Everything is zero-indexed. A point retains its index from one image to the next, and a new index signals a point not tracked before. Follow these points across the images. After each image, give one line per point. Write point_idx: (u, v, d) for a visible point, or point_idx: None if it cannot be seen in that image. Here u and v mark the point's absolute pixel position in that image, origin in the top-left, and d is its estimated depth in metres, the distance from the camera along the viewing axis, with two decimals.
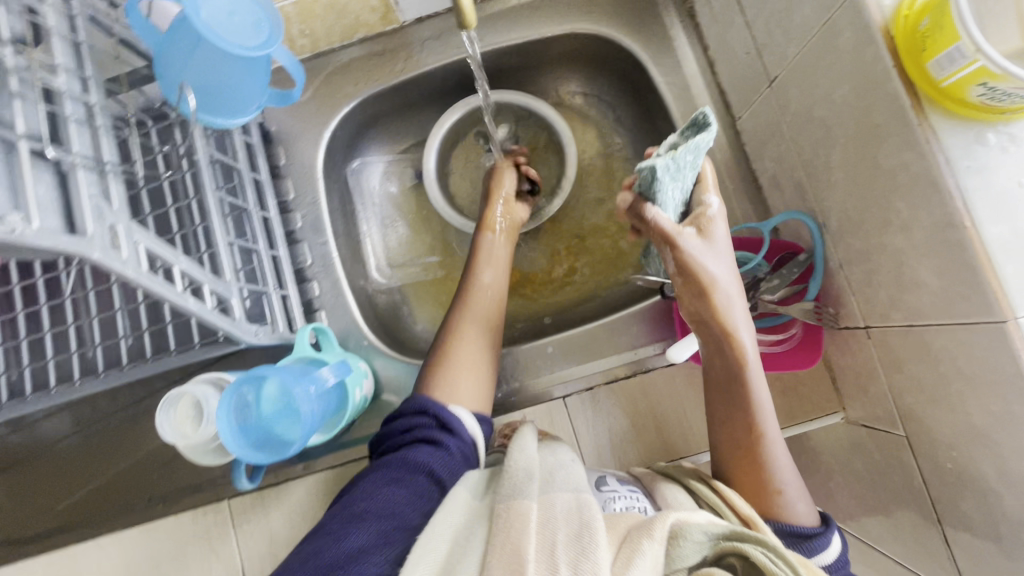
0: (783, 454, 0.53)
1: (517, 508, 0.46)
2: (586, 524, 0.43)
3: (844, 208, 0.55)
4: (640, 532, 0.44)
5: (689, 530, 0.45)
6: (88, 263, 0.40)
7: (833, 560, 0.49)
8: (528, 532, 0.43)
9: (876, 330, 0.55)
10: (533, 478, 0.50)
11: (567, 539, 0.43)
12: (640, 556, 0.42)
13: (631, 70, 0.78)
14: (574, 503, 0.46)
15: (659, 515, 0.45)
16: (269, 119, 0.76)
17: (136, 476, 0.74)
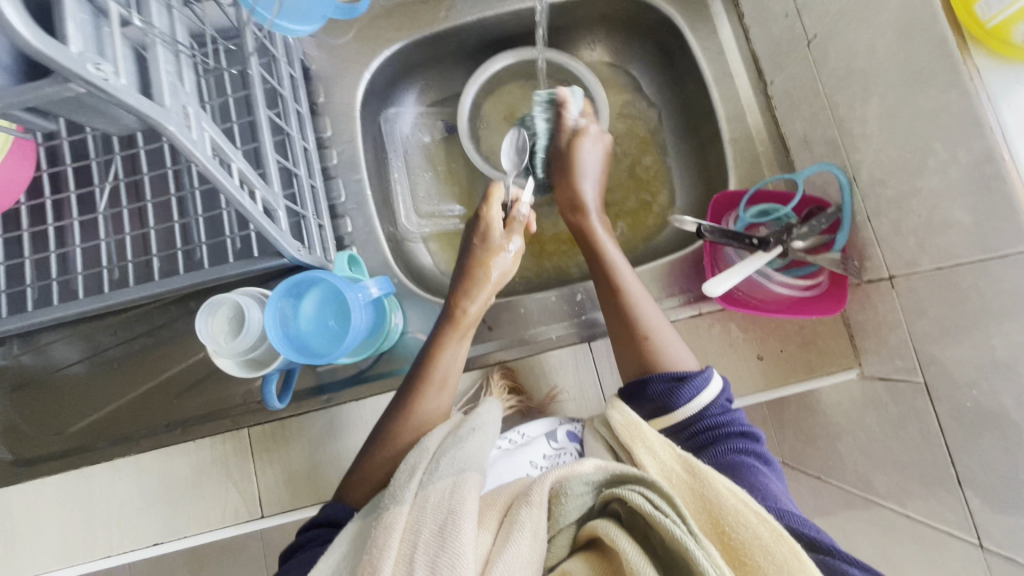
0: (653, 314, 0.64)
1: (386, 520, 0.45)
2: (449, 514, 0.43)
3: (877, 158, 0.57)
4: (519, 503, 0.46)
5: (567, 486, 0.46)
6: (162, 137, 0.40)
7: (710, 397, 0.57)
8: (391, 544, 0.42)
9: (901, 279, 0.58)
10: (416, 473, 0.49)
11: (428, 537, 0.42)
12: (516, 530, 0.44)
13: (666, 36, 0.81)
14: (449, 488, 0.46)
15: (536, 482, 0.46)
16: (310, 57, 0.77)
17: (155, 402, 0.74)
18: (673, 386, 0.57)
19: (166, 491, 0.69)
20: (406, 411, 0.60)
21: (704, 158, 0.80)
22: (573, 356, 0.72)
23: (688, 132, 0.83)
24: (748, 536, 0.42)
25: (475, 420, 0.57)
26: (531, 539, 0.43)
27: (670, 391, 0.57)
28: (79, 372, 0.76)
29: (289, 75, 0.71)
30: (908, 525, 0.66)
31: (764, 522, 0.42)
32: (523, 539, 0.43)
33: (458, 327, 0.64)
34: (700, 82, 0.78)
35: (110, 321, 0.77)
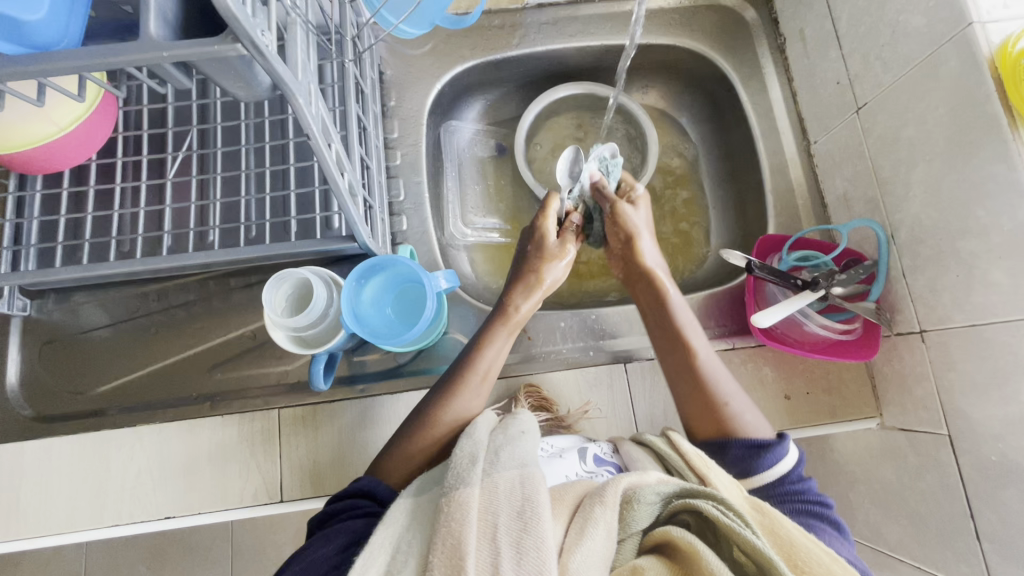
0: (727, 382, 0.63)
1: (458, 499, 0.47)
2: (529, 501, 0.46)
3: (917, 220, 0.62)
4: (591, 501, 0.49)
5: (640, 493, 0.50)
6: (290, 107, 0.43)
7: (789, 469, 0.57)
8: (469, 522, 0.45)
9: (932, 333, 0.61)
10: (477, 461, 0.50)
11: (508, 520, 0.45)
12: (591, 525, 0.47)
13: (718, 89, 0.87)
14: (518, 480, 0.48)
15: (609, 484, 0.50)
16: (386, 63, 0.82)
17: (185, 373, 0.74)
18: (751, 453, 0.58)
19: (185, 464, 0.68)
20: (446, 398, 0.61)
21: (742, 204, 0.85)
22: (608, 374, 0.73)
23: (728, 179, 0.88)
24: (813, 564, 0.45)
25: (520, 424, 0.57)
26: (605, 538, 0.47)
27: (749, 459, 0.58)
28: (110, 335, 0.75)
29: (370, 77, 0.75)
30: None
31: (836, 561, 0.45)
32: (598, 536, 0.46)
33: (505, 326, 0.66)
34: (746, 134, 0.84)
35: (148, 288, 0.77)
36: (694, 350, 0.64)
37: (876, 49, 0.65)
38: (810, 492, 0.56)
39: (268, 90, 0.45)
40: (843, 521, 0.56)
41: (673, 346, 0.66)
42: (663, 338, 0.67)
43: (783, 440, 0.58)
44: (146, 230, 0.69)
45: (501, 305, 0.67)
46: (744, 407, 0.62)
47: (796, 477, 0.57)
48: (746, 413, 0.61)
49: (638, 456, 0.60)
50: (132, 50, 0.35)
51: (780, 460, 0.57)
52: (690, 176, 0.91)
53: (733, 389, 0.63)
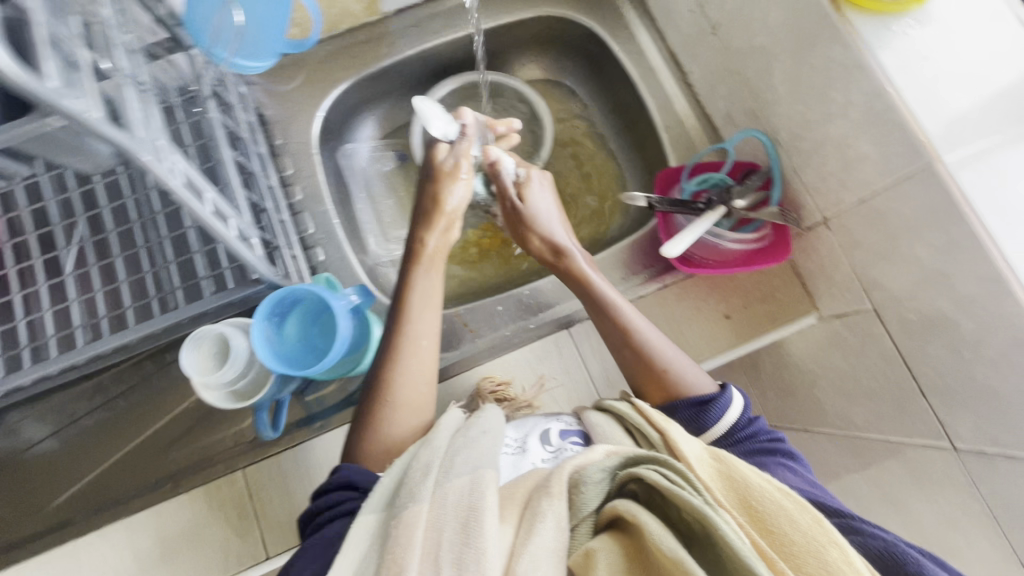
0: (670, 348, 0.65)
1: (404, 519, 0.46)
2: (474, 511, 0.46)
3: (790, 118, 0.65)
4: (538, 495, 0.48)
5: (585, 474, 0.48)
6: (139, 167, 0.43)
7: (738, 414, 0.60)
8: (412, 544, 0.45)
9: (833, 218, 0.64)
10: (429, 472, 0.50)
11: (452, 534, 0.45)
12: (540, 521, 0.46)
13: (591, 47, 0.89)
14: (467, 486, 0.48)
15: (555, 473, 0.48)
16: (263, 105, 0.81)
17: (141, 460, 0.72)
18: (698, 410, 0.60)
19: (162, 551, 0.67)
20: (371, 433, 0.60)
21: (644, 148, 0.87)
22: (556, 343, 0.75)
23: (625, 129, 0.90)
24: (769, 505, 0.45)
25: (484, 424, 0.57)
26: (555, 530, 0.46)
27: (697, 417, 0.60)
28: (56, 445, 0.73)
29: (247, 121, 0.74)
30: (890, 452, 0.69)
31: (786, 495, 0.46)
32: (547, 529, 0.45)
33: (392, 401, 0.61)
34: (627, 81, 0.86)
35: (82, 387, 0.75)
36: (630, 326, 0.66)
37: None
38: (761, 430, 0.59)
39: (115, 156, 0.45)
40: (796, 450, 0.59)
41: (602, 320, 0.68)
42: (612, 329, 0.67)
43: (726, 388, 0.61)
44: (57, 330, 0.67)
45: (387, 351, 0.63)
46: (688, 366, 0.64)
47: (748, 420, 0.60)
48: (691, 373, 0.64)
49: (600, 421, 0.60)
50: None
51: (728, 408, 0.59)
52: (589, 137, 0.94)
53: (674, 352, 0.65)
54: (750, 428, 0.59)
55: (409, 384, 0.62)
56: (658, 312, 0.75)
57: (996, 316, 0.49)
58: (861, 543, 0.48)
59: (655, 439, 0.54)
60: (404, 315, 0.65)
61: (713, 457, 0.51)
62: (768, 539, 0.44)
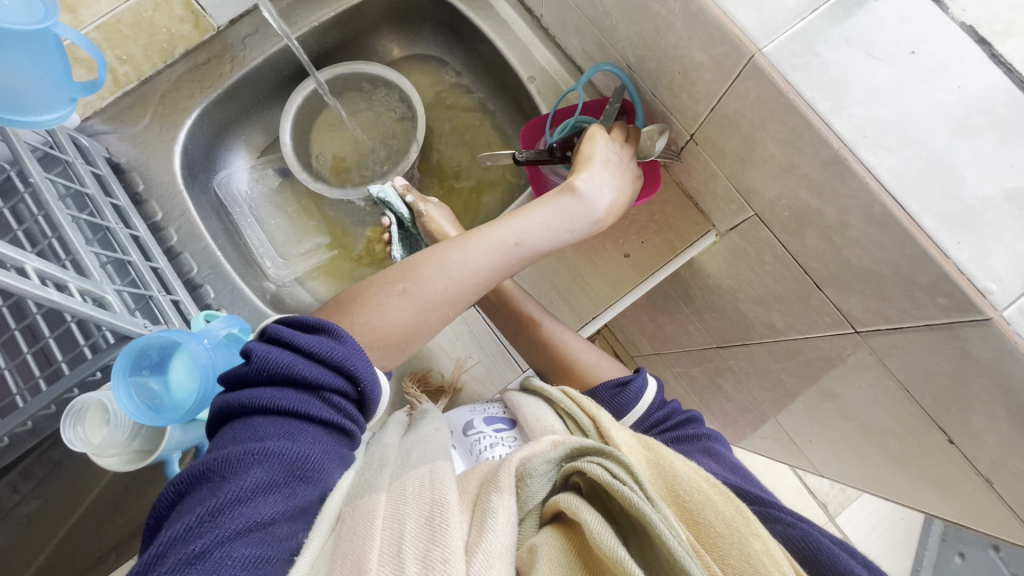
0: (582, 345, 0.67)
1: (363, 505, 0.40)
2: (437, 504, 0.40)
3: (631, 40, 0.62)
4: (487, 491, 0.43)
5: (531, 466, 0.45)
6: None
7: (654, 394, 0.60)
8: (373, 531, 0.38)
9: (697, 133, 0.62)
10: (385, 467, 0.46)
11: (415, 527, 0.39)
12: (491, 516, 0.41)
13: (442, 12, 0.85)
14: (427, 481, 0.43)
15: (502, 467, 0.45)
16: (115, 153, 0.78)
17: (79, 541, 0.71)
18: (616, 392, 0.60)
19: None
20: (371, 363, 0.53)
21: (520, 105, 0.85)
22: (466, 323, 0.74)
23: (500, 88, 0.87)
24: (697, 495, 0.43)
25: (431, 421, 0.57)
26: (507, 525, 0.40)
27: (615, 399, 0.60)
28: None
29: (93, 176, 0.71)
30: (811, 347, 0.69)
31: (712, 485, 0.44)
32: (500, 525, 0.40)
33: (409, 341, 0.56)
34: (485, 40, 0.83)
35: None
36: (540, 322, 0.67)
37: None
38: (673, 411, 0.60)
39: None
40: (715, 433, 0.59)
41: (517, 328, 0.68)
42: (508, 320, 0.69)
43: (640, 371, 0.62)
44: None
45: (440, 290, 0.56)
46: (596, 360, 0.66)
47: (660, 402, 0.60)
48: (601, 363, 0.66)
49: (530, 404, 0.58)
50: None
51: (645, 390, 0.60)
52: (467, 106, 0.91)
53: (583, 347, 0.67)
54: (664, 411, 0.59)
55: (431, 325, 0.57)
56: (559, 270, 0.74)
57: (850, 196, 0.48)
58: (781, 533, 0.43)
59: (585, 425, 0.53)
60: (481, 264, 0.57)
61: (641, 445, 0.50)
62: (694, 531, 0.41)
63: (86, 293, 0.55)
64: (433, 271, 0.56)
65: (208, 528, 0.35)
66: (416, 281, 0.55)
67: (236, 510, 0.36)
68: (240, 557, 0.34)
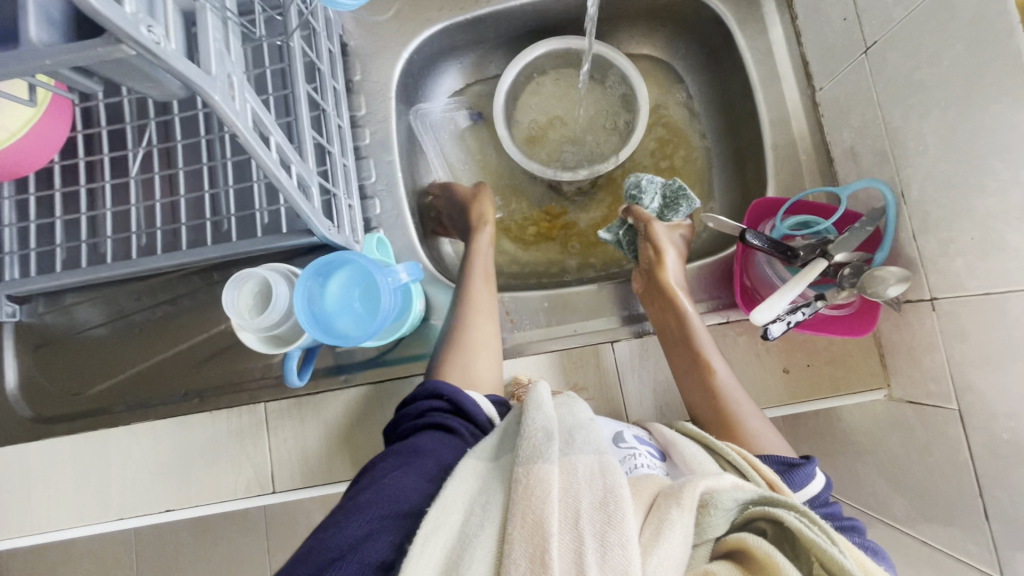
0: (748, 406, 0.61)
1: (536, 471, 0.44)
2: (611, 491, 0.43)
3: (929, 174, 0.55)
4: (667, 501, 0.45)
5: (717, 498, 0.46)
6: (209, 106, 0.40)
7: (822, 488, 0.55)
8: (551, 498, 0.42)
9: (943, 301, 0.56)
10: (551, 438, 0.48)
11: (590, 507, 0.42)
12: (669, 525, 0.43)
13: (713, 34, 0.78)
14: (597, 466, 0.46)
15: (687, 486, 0.46)
16: (348, 34, 0.77)
17: (172, 371, 0.74)
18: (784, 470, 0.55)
19: (179, 460, 0.70)
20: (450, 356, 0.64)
21: (742, 163, 0.78)
22: (594, 355, 0.70)
23: (728, 135, 0.81)
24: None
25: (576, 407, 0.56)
26: (680, 541, 0.43)
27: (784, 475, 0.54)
28: (100, 335, 0.76)
29: (328, 52, 0.70)
30: (926, 557, 0.64)
31: None
32: (675, 539, 0.42)
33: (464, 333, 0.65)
34: (744, 83, 0.76)
35: (131, 287, 0.77)
36: (710, 363, 0.63)
37: None
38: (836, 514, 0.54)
39: (186, 86, 0.42)
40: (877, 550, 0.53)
41: (687, 365, 0.64)
42: (682, 351, 0.65)
43: (811, 460, 0.56)
44: (116, 230, 0.69)
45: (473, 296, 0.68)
46: (763, 429, 0.59)
47: (823, 500, 0.55)
48: (764, 431, 0.59)
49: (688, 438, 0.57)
50: (13, 60, 0.33)
51: (813, 478, 0.54)
52: (687, 135, 0.84)
53: (747, 407, 0.61)
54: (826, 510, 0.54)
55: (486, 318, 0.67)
56: None
57: None
58: None
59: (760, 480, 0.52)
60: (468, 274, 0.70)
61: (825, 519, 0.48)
62: None
63: (300, 178, 0.54)
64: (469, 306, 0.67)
65: (369, 505, 0.45)
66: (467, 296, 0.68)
67: (386, 497, 0.45)
68: (387, 534, 0.43)
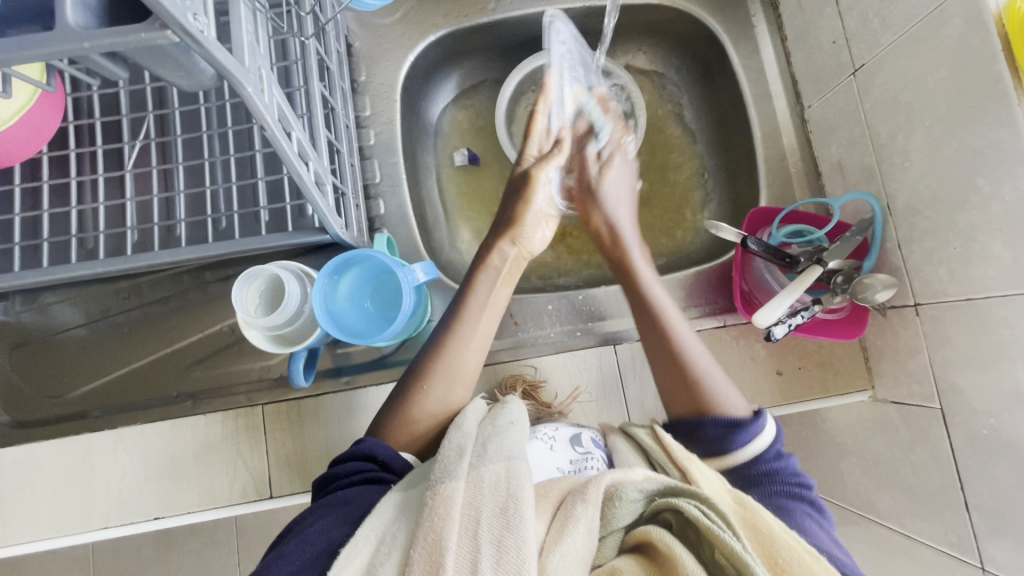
0: (717, 376, 0.58)
1: (443, 492, 0.43)
2: (512, 497, 0.43)
3: (914, 188, 0.59)
4: (573, 498, 0.46)
5: (622, 490, 0.46)
6: (240, 99, 0.39)
7: (765, 446, 0.54)
8: (452, 516, 0.42)
9: (926, 306, 0.60)
10: (464, 454, 0.47)
11: (490, 515, 0.42)
12: (573, 522, 0.44)
13: (708, 51, 0.82)
14: (502, 474, 0.45)
15: (592, 480, 0.46)
16: (353, 35, 0.76)
17: (163, 373, 0.72)
18: (727, 432, 0.54)
19: (169, 465, 0.67)
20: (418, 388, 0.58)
21: (733, 175, 0.82)
22: (597, 357, 0.71)
23: (720, 147, 0.84)
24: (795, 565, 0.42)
25: (511, 414, 0.54)
26: (586, 537, 0.43)
27: (724, 437, 0.54)
28: (82, 336, 0.73)
29: (336, 51, 0.70)
30: (907, 550, 0.67)
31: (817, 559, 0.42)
32: (579, 534, 0.43)
33: (438, 368, 0.59)
34: (737, 99, 0.80)
35: (117, 286, 0.74)
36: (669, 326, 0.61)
37: (875, 4, 0.61)
38: (787, 469, 0.53)
39: (215, 77, 0.42)
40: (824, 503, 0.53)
41: (653, 337, 0.61)
42: (654, 338, 0.61)
43: (760, 414, 0.55)
44: (108, 225, 0.67)
45: (457, 317, 0.62)
46: (722, 385, 0.58)
47: (774, 454, 0.54)
48: (725, 391, 0.57)
49: (623, 447, 0.58)
50: (49, 41, 0.32)
51: (759, 435, 0.54)
52: (681, 145, 0.87)
53: (711, 366, 0.59)
54: (777, 463, 0.53)
55: (472, 344, 0.61)
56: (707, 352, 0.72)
57: None
58: None
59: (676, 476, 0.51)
60: (467, 291, 0.63)
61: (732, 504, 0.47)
62: None
63: (317, 175, 0.54)
64: (462, 312, 0.62)
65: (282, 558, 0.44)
66: (458, 320, 0.61)
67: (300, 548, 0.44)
68: None
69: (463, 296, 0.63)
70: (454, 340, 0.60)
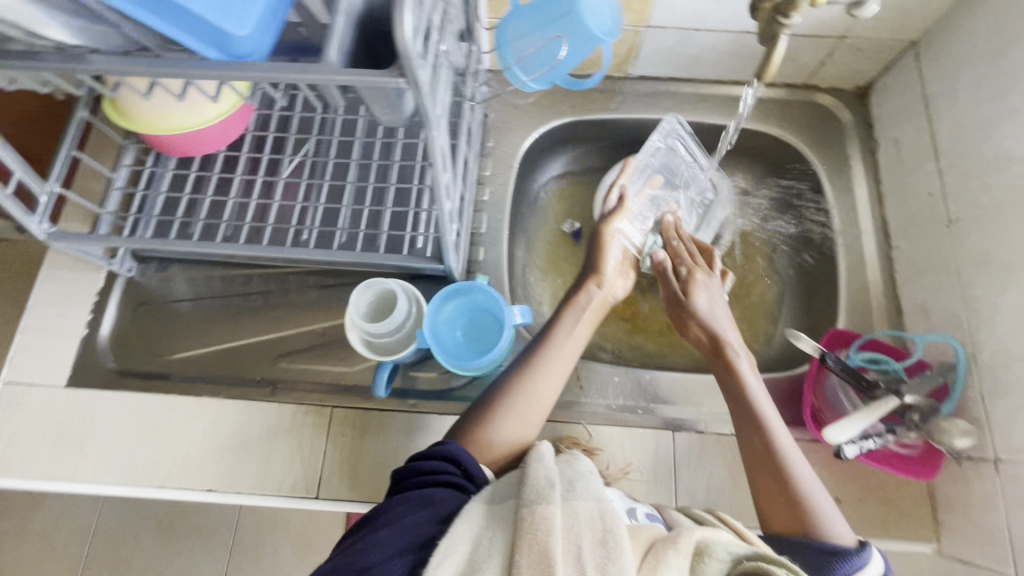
0: (821, 492, 0.58)
1: (542, 510, 0.45)
2: (609, 530, 0.45)
3: (1003, 342, 0.61)
4: (663, 545, 0.46)
5: (713, 548, 0.47)
6: (426, 138, 0.48)
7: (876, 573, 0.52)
8: (556, 534, 0.43)
9: (1007, 463, 0.59)
10: (555, 484, 0.48)
11: (591, 544, 0.44)
12: (666, 565, 0.44)
13: (803, 180, 0.88)
14: (596, 510, 0.46)
15: (682, 534, 0.47)
16: (491, 108, 0.88)
17: (252, 357, 0.78)
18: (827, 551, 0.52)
19: (236, 442, 0.71)
20: (499, 408, 0.61)
21: (812, 296, 0.85)
22: (655, 439, 0.72)
23: (801, 268, 0.87)
24: None
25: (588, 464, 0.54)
26: None
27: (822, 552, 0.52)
28: (196, 308, 0.81)
29: (478, 119, 0.81)
30: None
31: None
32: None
33: (519, 391, 0.63)
34: (826, 227, 0.85)
35: (237, 272, 0.83)
36: (765, 428, 0.62)
37: (975, 168, 0.66)
38: None
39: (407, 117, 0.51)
40: None
41: (753, 433, 0.62)
42: (750, 434, 0.62)
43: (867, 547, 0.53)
44: (252, 219, 0.77)
45: (540, 348, 0.67)
46: (825, 503, 0.57)
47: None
48: (831, 513, 0.56)
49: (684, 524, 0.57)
50: (315, 68, 0.41)
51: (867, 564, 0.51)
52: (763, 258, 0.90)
53: (814, 482, 0.58)
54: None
55: (552, 375, 0.65)
56: None
57: None
58: None
59: None
60: (554, 326, 0.70)
61: None
62: None
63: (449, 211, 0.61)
64: (547, 342, 0.68)
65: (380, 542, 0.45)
66: (541, 351, 0.67)
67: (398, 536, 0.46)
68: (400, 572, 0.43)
69: (548, 332, 0.69)
70: (536, 367, 0.65)
